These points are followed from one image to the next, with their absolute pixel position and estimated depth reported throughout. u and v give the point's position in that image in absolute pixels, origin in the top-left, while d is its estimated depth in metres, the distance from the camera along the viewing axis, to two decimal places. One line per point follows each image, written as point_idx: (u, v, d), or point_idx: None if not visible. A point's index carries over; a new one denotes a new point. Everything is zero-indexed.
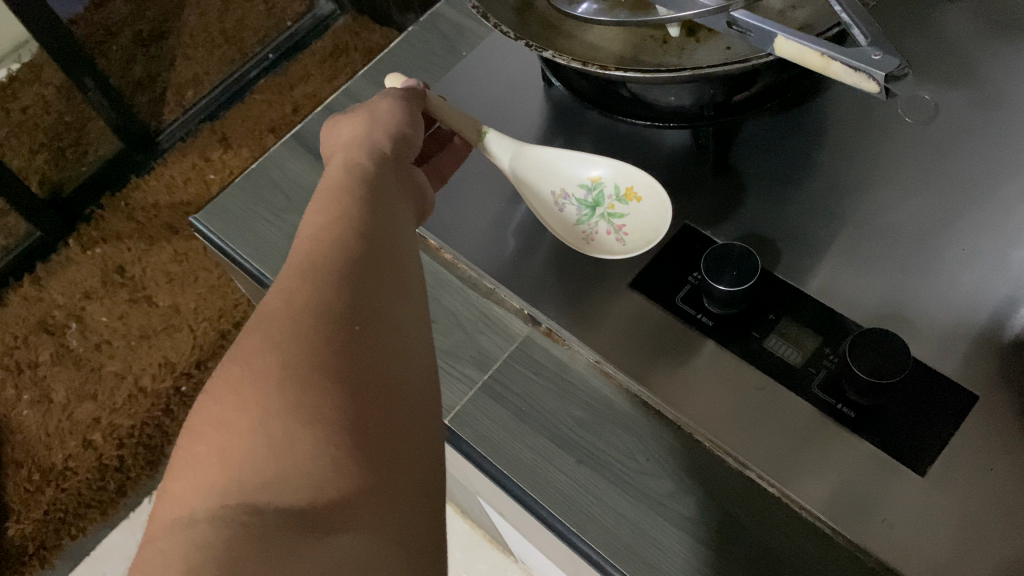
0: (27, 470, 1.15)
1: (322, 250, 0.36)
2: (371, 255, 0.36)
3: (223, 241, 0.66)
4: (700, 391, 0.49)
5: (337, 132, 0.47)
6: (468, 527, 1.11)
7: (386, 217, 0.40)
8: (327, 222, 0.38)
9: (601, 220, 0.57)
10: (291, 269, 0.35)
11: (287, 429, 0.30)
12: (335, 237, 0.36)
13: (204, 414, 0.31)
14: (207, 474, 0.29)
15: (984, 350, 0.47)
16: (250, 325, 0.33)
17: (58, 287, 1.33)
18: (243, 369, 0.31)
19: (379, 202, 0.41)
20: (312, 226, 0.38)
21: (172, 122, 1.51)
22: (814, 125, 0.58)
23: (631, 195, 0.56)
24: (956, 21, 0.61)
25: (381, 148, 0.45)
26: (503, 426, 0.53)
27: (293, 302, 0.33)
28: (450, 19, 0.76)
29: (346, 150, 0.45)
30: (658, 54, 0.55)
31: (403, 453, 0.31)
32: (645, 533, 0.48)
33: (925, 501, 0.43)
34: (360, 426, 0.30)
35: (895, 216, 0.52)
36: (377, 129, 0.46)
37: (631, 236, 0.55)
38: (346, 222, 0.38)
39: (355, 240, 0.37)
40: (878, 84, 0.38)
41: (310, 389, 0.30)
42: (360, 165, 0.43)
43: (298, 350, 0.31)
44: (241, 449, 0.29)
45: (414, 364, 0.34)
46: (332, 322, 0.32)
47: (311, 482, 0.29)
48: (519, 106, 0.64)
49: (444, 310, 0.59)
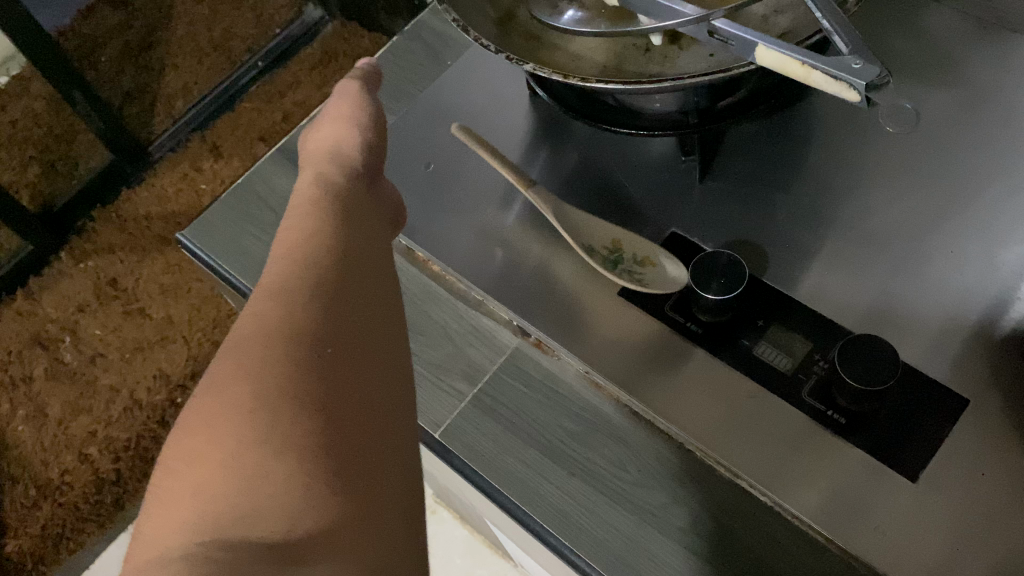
0: (23, 485, 1.15)
1: (301, 268, 0.35)
2: (349, 275, 0.36)
3: (209, 257, 0.65)
4: (690, 398, 0.49)
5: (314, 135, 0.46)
6: (467, 533, 1.11)
7: (363, 233, 0.39)
8: (304, 238, 0.36)
9: (622, 272, 0.53)
10: (263, 292, 0.34)
11: (263, 459, 0.29)
12: (312, 256, 0.35)
13: (175, 449, 0.30)
14: (180, 510, 0.28)
15: (974, 354, 0.47)
16: (223, 347, 0.32)
17: (50, 301, 1.33)
18: (212, 399, 0.31)
19: (366, 225, 0.40)
20: (287, 244, 0.36)
21: (162, 133, 1.50)
22: (801, 130, 0.58)
23: (649, 263, 0.54)
24: (941, 21, 0.61)
25: (354, 166, 0.44)
26: (493, 439, 0.53)
27: (264, 323, 0.32)
28: (435, 28, 0.76)
29: (321, 162, 0.44)
30: (641, 62, 0.55)
31: (377, 475, 0.31)
32: (636, 544, 0.48)
33: (917, 507, 0.43)
34: (342, 459, 0.30)
35: (883, 220, 0.52)
36: (351, 140, 0.45)
37: (649, 284, 0.53)
38: (325, 240, 0.37)
39: (333, 262, 0.36)
40: (859, 93, 0.38)
41: (283, 418, 0.30)
42: (333, 182, 0.42)
43: (269, 374, 0.31)
44: (214, 482, 0.28)
45: (391, 391, 0.34)
46: (306, 344, 0.32)
47: (290, 510, 0.28)
48: (503, 116, 0.64)
49: (433, 323, 0.59)
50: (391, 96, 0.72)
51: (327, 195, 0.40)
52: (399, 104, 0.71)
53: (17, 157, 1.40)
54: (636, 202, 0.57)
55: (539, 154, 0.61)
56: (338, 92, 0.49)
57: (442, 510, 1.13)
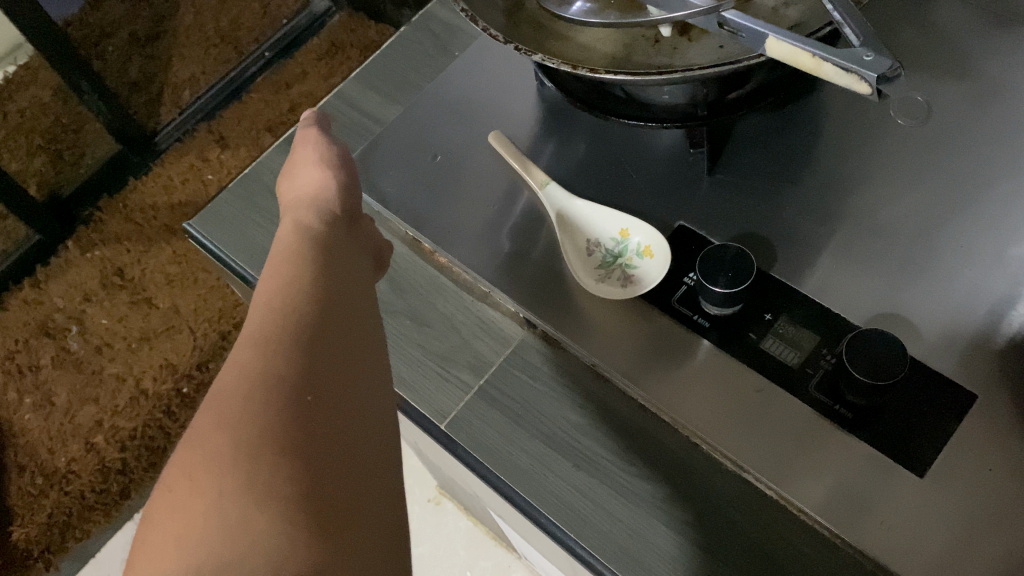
0: (29, 474, 1.15)
1: (280, 323, 0.40)
2: (327, 326, 0.40)
3: (216, 247, 0.65)
4: (696, 391, 0.49)
5: (293, 181, 0.56)
6: (471, 524, 1.11)
7: (341, 283, 0.44)
8: (284, 290, 0.42)
9: (617, 268, 0.55)
10: (245, 342, 0.39)
11: (244, 507, 0.32)
12: (291, 307, 0.41)
13: (162, 500, 0.34)
14: (166, 559, 0.31)
15: (983, 349, 0.46)
16: (208, 401, 0.37)
17: (57, 290, 1.33)
18: (196, 453, 0.34)
19: (345, 272, 0.46)
20: (269, 299, 0.42)
21: (169, 124, 1.50)
22: (810, 123, 0.57)
23: (648, 252, 0.54)
24: (953, 14, 0.60)
25: (331, 208, 0.52)
26: (499, 431, 0.53)
27: (245, 377, 0.36)
28: (442, 19, 0.76)
29: (301, 208, 0.52)
30: (650, 54, 0.54)
31: (356, 513, 0.34)
32: (641, 537, 0.48)
33: (923, 503, 0.43)
34: (320, 504, 0.33)
35: (892, 214, 0.52)
36: (327, 184, 0.54)
37: (637, 283, 0.53)
38: (307, 292, 0.42)
39: (311, 312, 0.41)
40: (869, 85, 0.38)
41: (263, 465, 0.33)
42: (311, 228, 0.49)
43: (249, 428, 0.34)
44: (198, 532, 0.32)
45: (367, 428, 0.38)
46: (285, 396, 0.36)
47: (269, 553, 0.31)
48: (512, 107, 0.63)
49: (439, 315, 0.59)
50: (398, 86, 0.72)
51: (302, 236, 0.48)
52: (407, 95, 0.71)
53: (24, 146, 1.41)
54: (643, 195, 0.57)
55: (546, 146, 0.61)
56: (301, 142, 0.59)
57: (446, 502, 1.13)
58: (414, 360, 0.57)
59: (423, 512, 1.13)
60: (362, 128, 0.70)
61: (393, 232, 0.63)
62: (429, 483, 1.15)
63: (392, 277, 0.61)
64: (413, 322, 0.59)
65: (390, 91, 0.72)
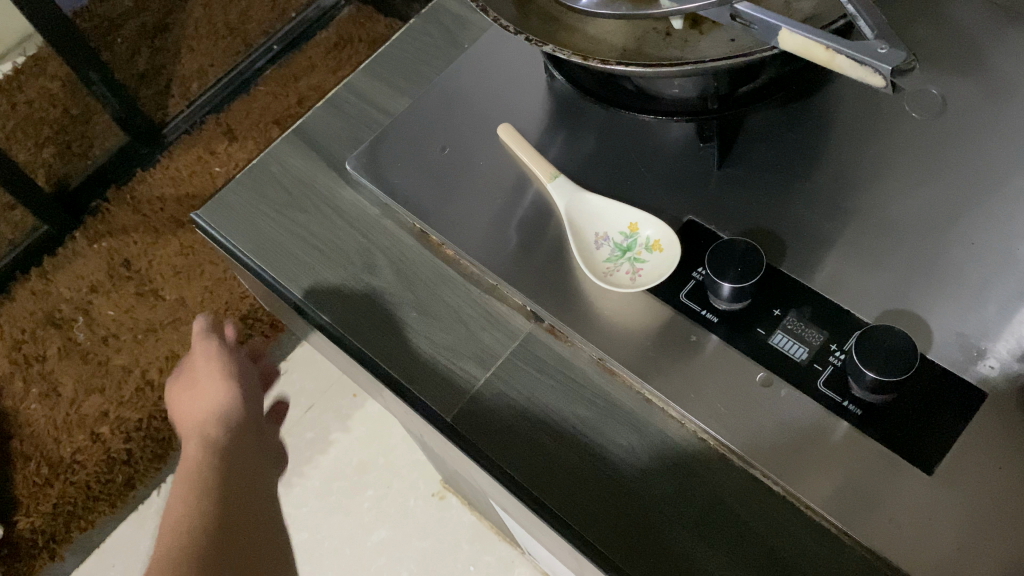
0: (35, 463, 1.16)
1: (186, 545, 0.48)
2: (226, 547, 0.49)
3: (224, 237, 0.65)
4: (704, 385, 0.48)
5: (194, 399, 0.62)
6: (475, 519, 1.11)
7: (242, 503, 0.53)
8: (189, 512, 0.51)
9: (625, 262, 0.54)
10: (154, 566, 0.47)
11: None
12: (196, 528, 0.49)
13: None
14: None
15: (994, 346, 0.46)
16: None
17: (64, 280, 1.33)
18: None
19: (244, 490, 0.55)
20: (176, 520, 0.50)
21: (178, 115, 1.50)
22: (821, 117, 0.57)
23: (657, 247, 0.54)
24: (966, 8, 0.60)
25: (231, 422, 0.60)
26: (506, 425, 0.53)
27: None
28: (452, 11, 0.75)
29: (202, 428, 0.59)
30: (661, 46, 0.54)
31: None
32: (647, 532, 0.48)
33: (931, 500, 0.43)
34: None
35: (904, 210, 0.52)
36: (226, 401, 0.61)
37: (645, 277, 0.53)
38: (207, 515, 0.51)
39: (211, 530, 0.49)
40: (883, 78, 0.37)
41: None
42: (216, 446, 0.57)
43: None
44: None
45: None
46: None
47: None
48: (521, 99, 0.63)
49: (446, 307, 0.58)
50: (407, 78, 0.71)
51: (207, 455, 0.56)
52: (416, 87, 0.71)
53: (33, 137, 1.39)
54: (652, 188, 0.56)
55: (555, 139, 0.61)
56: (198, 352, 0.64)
57: (450, 496, 1.13)
58: (420, 351, 0.57)
59: (427, 506, 1.13)
60: (371, 120, 0.69)
61: (401, 224, 0.63)
62: (433, 477, 1.15)
63: (399, 269, 0.61)
64: (419, 314, 0.58)
65: (399, 82, 0.72)
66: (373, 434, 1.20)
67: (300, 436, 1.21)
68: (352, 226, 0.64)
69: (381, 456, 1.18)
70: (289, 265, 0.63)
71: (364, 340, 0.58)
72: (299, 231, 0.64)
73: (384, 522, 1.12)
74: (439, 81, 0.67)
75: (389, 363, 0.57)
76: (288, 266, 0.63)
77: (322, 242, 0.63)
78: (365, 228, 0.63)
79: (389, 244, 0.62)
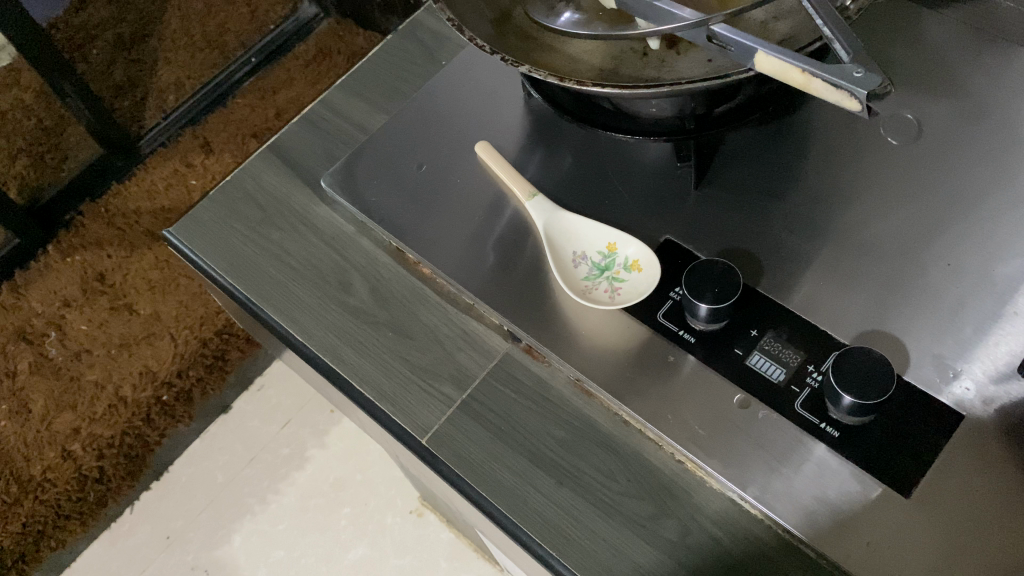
0: (4, 481, 1.14)
1: None
2: None
3: (195, 255, 0.65)
4: (683, 405, 0.48)
5: None
6: (453, 536, 1.10)
7: None
8: None
9: (603, 281, 0.54)
10: None
11: None
12: None
13: None
14: None
15: (969, 371, 0.46)
16: None
17: (36, 295, 1.31)
18: None
19: None
20: None
21: (154, 128, 1.49)
22: (798, 137, 0.57)
23: (636, 267, 0.54)
24: (937, 29, 0.61)
25: None
26: (481, 445, 0.52)
27: None
28: (429, 26, 0.75)
29: None
30: (638, 67, 0.54)
31: None
32: (624, 555, 0.47)
33: (905, 521, 0.43)
34: None
35: (880, 232, 0.52)
36: None
37: (623, 296, 0.53)
38: None
39: None
40: (860, 102, 0.37)
41: None
42: None
43: None
44: None
45: None
46: None
47: None
48: (498, 118, 0.63)
49: (421, 327, 0.57)
50: (385, 95, 0.71)
51: None
52: (393, 102, 0.70)
53: (6, 149, 1.39)
54: (630, 208, 0.56)
55: (533, 158, 0.60)
56: None
57: (428, 513, 1.12)
58: (394, 370, 0.56)
59: (405, 523, 1.12)
60: (347, 136, 0.69)
61: (377, 242, 0.62)
62: (411, 493, 1.13)
63: (375, 287, 0.60)
64: (396, 334, 0.58)
65: (376, 98, 0.71)
66: (351, 452, 1.18)
67: (276, 453, 1.19)
68: (326, 243, 0.63)
69: (359, 472, 1.17)
70: (262, 284, 0.62)
71: (339, 361, 0.57)
72: (271, 248, 0.63)
73: (362, 540, 1.11)
74: (414, 99, 0.66)
75: (364, 384, 0.56)
76: (262, 285, 0.62)
77: (295, 259, 0.63)
78: (340, 246, 0.63)
79: (367, 263, 0.61)
